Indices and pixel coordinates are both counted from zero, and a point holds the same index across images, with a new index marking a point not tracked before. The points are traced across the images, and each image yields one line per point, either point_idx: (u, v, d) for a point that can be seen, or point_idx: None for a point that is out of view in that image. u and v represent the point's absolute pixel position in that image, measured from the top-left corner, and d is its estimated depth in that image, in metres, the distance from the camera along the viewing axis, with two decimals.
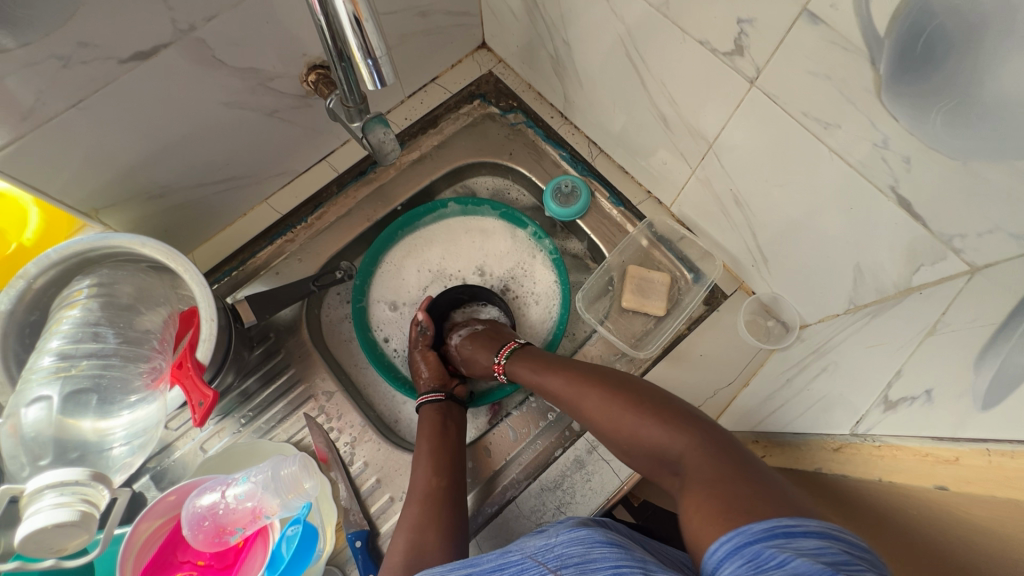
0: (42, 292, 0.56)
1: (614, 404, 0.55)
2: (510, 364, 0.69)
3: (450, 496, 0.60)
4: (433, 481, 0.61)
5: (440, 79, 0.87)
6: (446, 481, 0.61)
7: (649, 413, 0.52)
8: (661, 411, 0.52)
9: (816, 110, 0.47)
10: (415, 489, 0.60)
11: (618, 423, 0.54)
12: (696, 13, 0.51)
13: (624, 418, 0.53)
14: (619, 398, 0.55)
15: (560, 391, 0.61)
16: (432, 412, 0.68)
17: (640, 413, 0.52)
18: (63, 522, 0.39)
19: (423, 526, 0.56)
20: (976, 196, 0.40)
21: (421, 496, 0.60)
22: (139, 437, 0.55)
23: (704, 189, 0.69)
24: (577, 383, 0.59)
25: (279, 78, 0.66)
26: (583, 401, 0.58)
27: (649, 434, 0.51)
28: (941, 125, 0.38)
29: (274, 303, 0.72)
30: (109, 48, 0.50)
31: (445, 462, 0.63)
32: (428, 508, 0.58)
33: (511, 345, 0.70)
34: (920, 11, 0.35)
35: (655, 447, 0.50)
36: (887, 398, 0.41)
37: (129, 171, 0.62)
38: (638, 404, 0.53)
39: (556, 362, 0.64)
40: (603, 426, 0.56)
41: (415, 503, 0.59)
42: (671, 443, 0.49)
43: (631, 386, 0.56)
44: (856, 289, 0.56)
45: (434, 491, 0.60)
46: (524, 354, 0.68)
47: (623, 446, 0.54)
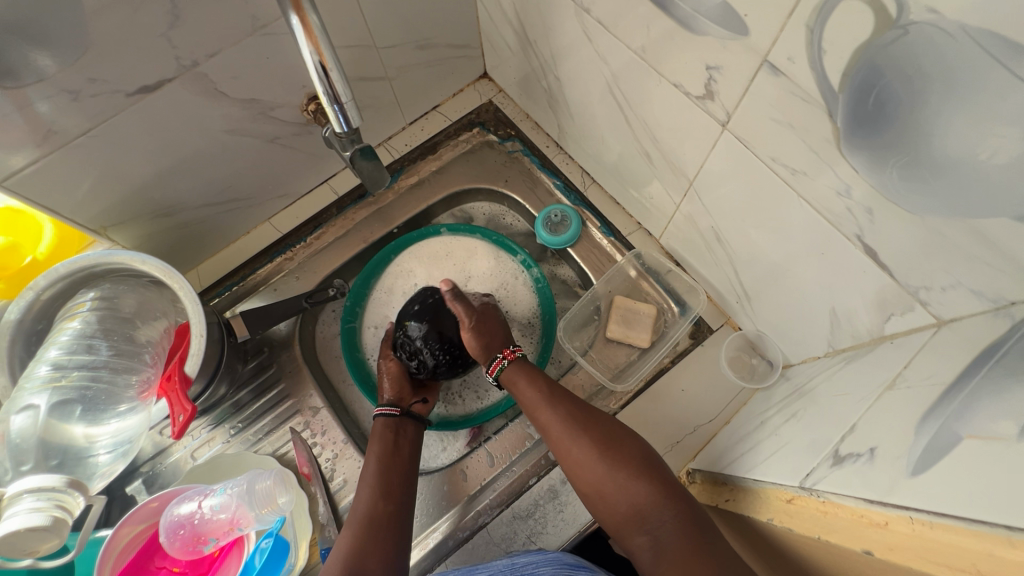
0: (49, 303, 0.60)
1: (609, 453, 0.57)
2: (512, 376, 0.66)
3: (394, 523, 0.60)
4: (378, 506, 0.60)
5: (441, 107, 0.90)
6: (393, 505, 0.61)
7: (644, 474, 0.55)
8: (651, 471, 0.56)
9: (783, 157, 0.47)
10: (359, 511, 0.60)
11: (608, 474, 0.56)
12: (669, 58, 0.52)
13: (618, 470, 0.56)
14: (615, 448, 0.57)
15: (558, 429, 0.60)
16: (383, 425, 0.68)
17: (635, 470, 0.55)
18: (35, 526, 0.42)
19: (365, 552, 0.56)
20: (936, 251, 0.40)
21: (362, 520, 0.59)
22: (122, 445, 0.59)
23: (689, 225, 0.69)
24: (578, 422, 0.60)
25: (281, 107, 0.69)
26: (578, 439, 0.58)
27: (638, 491, 0.54)
28: (897, 179, 0.38)
29: (267, 319, 0.74)
30: (117, 82, 0.54)
31: (395, 486, 0.63)
32: (368, 533, 0.58)
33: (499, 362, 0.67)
34: (868, 69, 0.36)
35: (639, 505, 0.54)
36: (837, 452, 0.40)
37: (137, 192, 0.66)
38: (631, 461, 0.56)
39: (557, 391, 0.64)
40: (591, 468, 0.57)
41: (356, 526, 0.58)
42: (657, 506, 0.53)
43: (626, 439, 0.58)
44: (833, 333, 0.56)
45: (377, 515, 0.59)
46: (522, 375, 0.66)
47: (604, 494, 0.56)
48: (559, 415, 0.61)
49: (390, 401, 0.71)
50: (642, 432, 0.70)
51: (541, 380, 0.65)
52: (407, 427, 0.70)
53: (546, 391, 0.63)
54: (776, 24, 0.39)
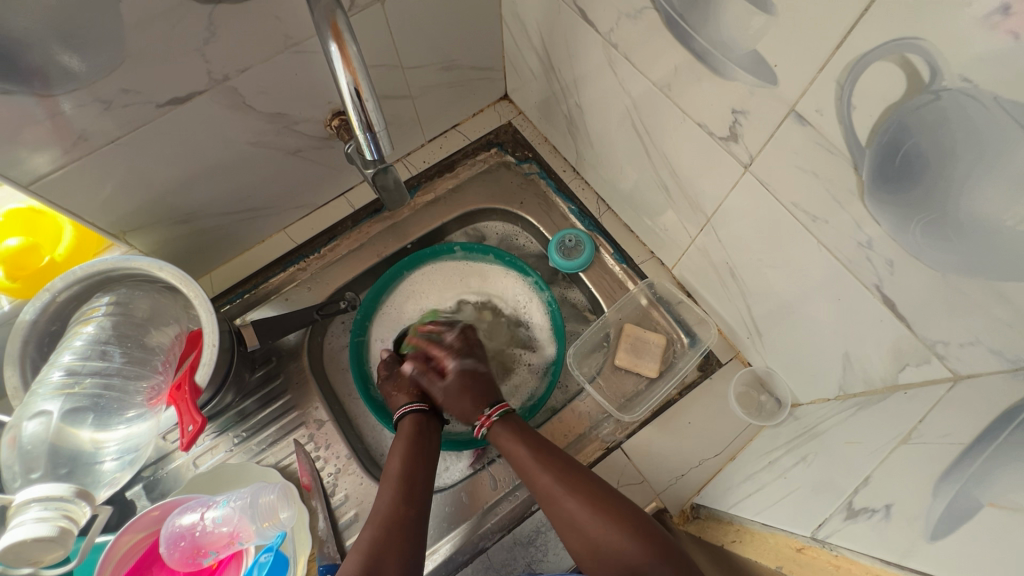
0: (65, 305, 0.60)
1: (601, 513, 0.57)
2: (501, 434, 0.67)
3: (413, 527, 0.60)
4: (401, 509, 0.61)
5: (460, 126, 0.90)
6: (414, 511, 0.61)
7: (635, 531, 0.56)
8: (641, 529, 0.56)
9: (805, 203, 0.47)
10: (379, 512, 0.60)
11: (600, 533, 0.57)
12: (694, 98, 0.53)
13: (610, 529, 0.56)
14: (605, 506, 0.58)
15: (544, 486, 0.61)
16: (412, 424, 0.70)
17: (627, 528, 0.56)
18: (42, 536, 0.42)
19: (383, 553, 0.56)
20: (957, 307, 0.40)
21: (382, 520, 0.60)
22: (129, 452, 0.59)
23: (703, 258, 0.69)
24: (568, 481, 0.60)
25: (304, 122, 0.70)
26: (569, 500, 0.59)
27: (630, 549, 0.55)
28: (921, 236, 0.39)
29: (277, 329, 0.75)
30: (148, 93, 0.55)
31: (417, 488, 0.64)
32: (388, 534, 0.58)
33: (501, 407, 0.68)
34: (897, 128, 0.36)
35: (631, 563, 0.55)
36: (851, 505, 0.40)
37: (157, 199, 0.66)
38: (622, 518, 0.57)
39: (545, 449, 0.64)
40: (583, 529, 0.58)
41: (376, 526, 0.59)
42: (649, 563, 0.54)
43: (616, 498, 0.59)
44: (845, 377, 0.56)
45: (398, 518, 0.60)
46: (509, 430, 0.66)
47: (596, 552, 0.57)
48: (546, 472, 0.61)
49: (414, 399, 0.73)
50: (647, 463, 0.69)
51: (527, 440, 0.64)
52: (432, 428, 0.72)
53: (533, 452, 0.63)
54: (806, 76, 0.40)
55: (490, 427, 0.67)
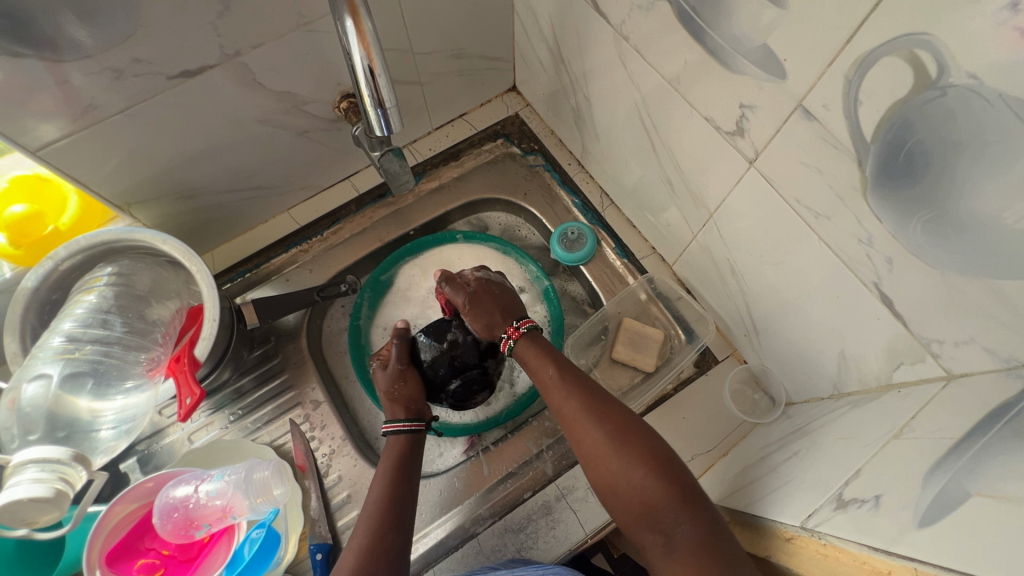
0: (67, 274, 0.61)
1: (623, 447, 0.54)
2: (528, 352, 0.65)
3: (400, 552, 0.55)
4: (385, 534, 0.56)
5: (468, 115, 0.91)
6: (400, 539, 0.56)
7: (660, 472, 0.52)
8: (668, 473, 0.52)
9: (808, 199, 0.48)
10: (362, 537, 0.55)
11: (621, 470, 0.53)
12: (702, 92, 0.53)
13: (632, 465, 0.53)
14: (630, 446, 0.54)
15: (568, 412, 0.59)
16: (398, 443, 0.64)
17: (648, 467, 0.52)
18: (38, 497, 0.42)
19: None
20: (953, 306, 0.40)
21: (365, 546, 0.54)
22: (126, 422, 0.59)
23: (704, 255, 0.70)
24: (595, 411, 0.57)
25: (313, 102, 0.70)
26: (593, 428, 0.56)
27: (649, 490, 0.51)
28: (921, 234, 0.39)
29: (277, 308, 0.75)
30: (159, 65, 0.55)
31: (404, 514, 0.59)
32: (373, 561, 0.53)
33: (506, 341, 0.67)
34: (901, 124, 0.37)
35: (652, 506, 0.51)
36: (841, 496, 0.40)
37: (163, 173, 0.67)
38: (643, 453, 0.53)
39: (574, 377, 0.61)
40: (605, 462, 0.54)
41: (360, 552, 0.54)
42: (671, 508, 0.50)
43: (644, 437, 0.55)
44: (840, 376, 0.56)
45: (384, 545, 0.55)
46: (542, 350, 0.65)
47: (616, 490, 0.53)
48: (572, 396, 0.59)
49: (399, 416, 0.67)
50: None
51: (556, 359, 0.63)
52: (420, 448, 0.66)
53: (561, 373, 0.61)
54: (815, 72, 0.40)
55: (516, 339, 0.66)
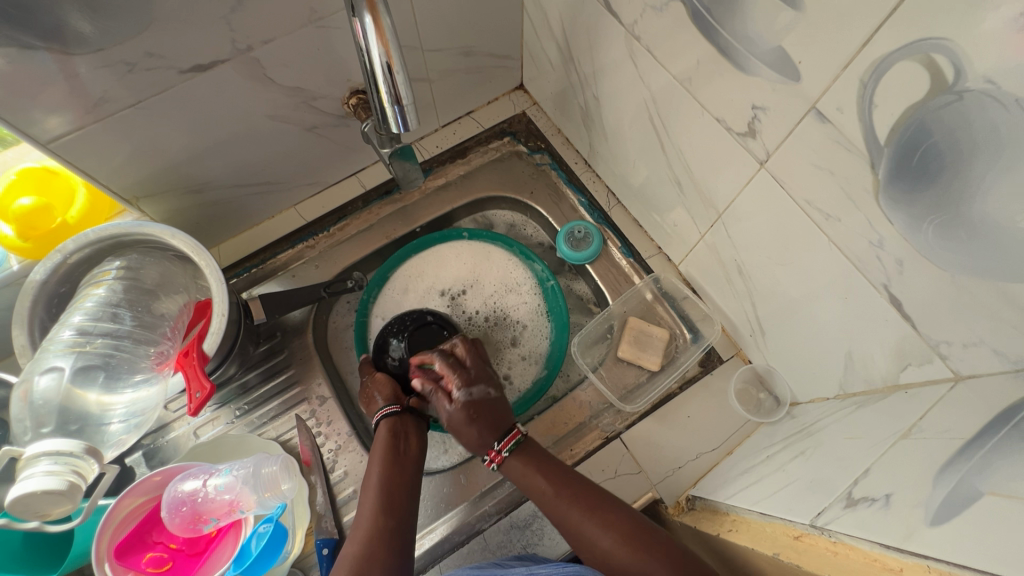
0: (75, 267, 0.61)
1: (637, 548, 0.55)
2: (523, 470, 0.64)
3: (397, 538, 0.59)
4: (380, 520, 0.60)
5: (474, 113, 0.91)
6: (394, 522, 0.60)
7: (678, 564, 0.53)
8: (681, 560, 0.53)
9: (819, 201, 0.48)
10: (362, 528, 0.59)
11: (641, 568, 0.54)
12: (714, 94, 0.53)
13: (649, 564, 0.54)
14: (642, 541, 0.55)
15: (573, 524, 0.59)
16: (386, 430, 0.68)
17: (667, 561, 0.53)
18: (52, 489, 0.42)
19: (369, 563, 0.56)
20: (963, 308, 0.41)
21: (364, 535, 0.58)
22: (136, 416, 0.58)
23: (711, 255, 0.70)
24: (599, 519, 0.58)
25: (323, 98, 0.70)
26: (602, 538, 0.57)
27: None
28: (933, 236, 0.40)
29: (285, 305, 0.75)
30: (172, 59, 0.55)
31: (397, 500, 0.62)
32: (371, 548, 0.57)
33: (514, 436, 0.65)
34: (917, 128, 0.37)
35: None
36: (851, 494, 0.41)
37: (173, 167, 0.66)
38: (656, 549, 0.55)
39: (569, 480, 0.62)
40: (622, 570, 0.55)
41: (358, 541, 0.58)
42: None
43: (658, 532, 0.56)
44: (846, 376, 0.57)
45: (378, 532, 0.59)
46: (531, 462, 0.64)
47: None
48: (572, 509, 0.59)
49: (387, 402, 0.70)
50: (645, 454, 0.70)
51: (543, 470, 0.63)
52: (409, 433, 0.69)
53: (553, 485, 0.61)
54: (830, 74, 0.41)
55: (501, 462, 0.64)
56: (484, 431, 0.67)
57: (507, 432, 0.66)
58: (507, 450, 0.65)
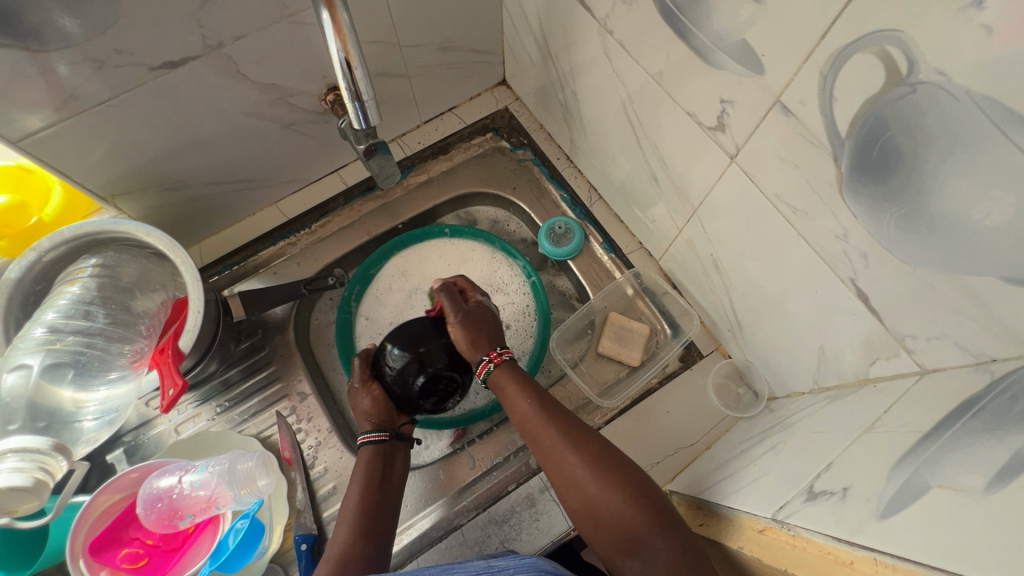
0: (50, 265, 0.61)
1: (601, 473, 0.56)
2: (506, 388, 0.64)
3: (369, 564, 0.57)
4: (353, 547, 0.57)
5: (457, 109, 0.91)
6: (370, 547, 0.58)
7: (637, 496, 0.54)
8: (643, 495, 0.54)
9: (786, 195, 0.48)
10: (333, 550, 0.56)
11: (600, 493, 0.55)
12: (685, 87, 0.53)
13: (611, 492, 0.54)
14: (609, 468, 0.56)
15: (545, 443, 0.60)
16: (370, 454, 0.65)
17: (625, 491, 0.54)
18: (17, 485, 0.43)
19: None
20: (926, 301, 0.41)
21: (333, 560, 0.56)
22: (109, 413, 0.59)
23: (689, 249, 0.70)
24: (573, 440, 0.59)
25: (299, 94, 0.70)
26: (572, 457, 0.57)
27: (626, 512, 0.53)
28: (894, 229, 0.39)
29: (264, 301, 0.75)
30: (141, 56, 0.55)
31: (375, 524, 0.60)
32: (337, 575, 0.54)
33: (507, 349, 0.68)
34: (875, 121, 0.37)
35: (630, 527, 0.53)
36: (812, 488, 0.41)
37: (149, 164, 0.66)
38: (622, 480, 0.55)
39: (551, 404, 0.62)
40: (585, 490, 0.56)
41: (325, 564, 0.55)
42: (648, 530, 0.52)
43: (623, 461, 0.57)
44: (820, 370, 0.56)
45: (352, 556, 0.56)
46: (516, 379, 0.64)
47: (593, 507, 0.55)
48: (548, 428, 0.60)
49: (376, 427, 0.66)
50: (624, 449, 0.70)
51: (530, 390, 0.63)
52: (395, 457, 0.67)
53: (535, 405, 0.62)
54: (791, 67, 0.40)
55: (501, 362, 0.65)
56: (490, 328, 0.68)
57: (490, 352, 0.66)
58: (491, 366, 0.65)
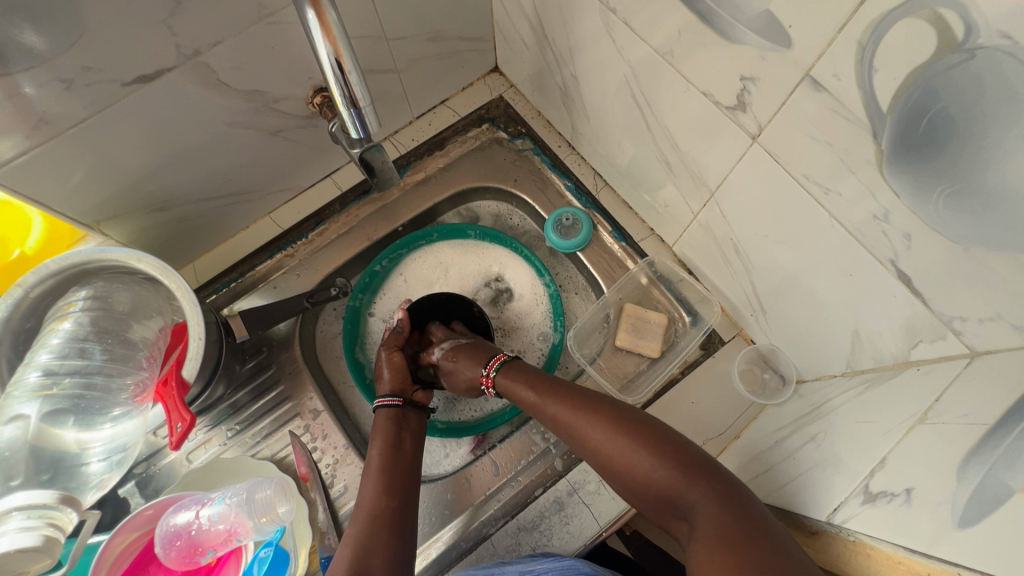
0: (39, 300, 0.57)
1: (624, 439, 0.55)
2: (510, 384, 0.67)
3: (398, 518, 0.58)
4: (383, 501, 0.59)
5: (450, 101, 0.86)
6: (397, 502, 0.59)
7: (658, 452, 0.53)
8: (665, 448, 0.53)
9: (817, 174, 0.45)
10: (362, 507, 0.58)
11: (625, 456, 0.54)
12: (699, 66, 0.50)
13: (632, 452, 0.54)
14: (625, 429, 0.56)
15: (564, 421, 0.61)
16: (385, 418, 0.67)
17: (649, 449, 0.53)
18: (26, 547, 0.42)
19: (371, 549, 0.54)
20: (977, 281, 0.37)
21: (367, 517, 0.57)
22: (117, 453, 0.57)
23: (705, 234, 0.67)
24: (585, 413, 0.59)
25: (285, 99, 0.66)
26: (589, 431, 0.58)
27: (657, 473, 0.52)
28: (944, 208, 0.36)
29: (267, 319, 0.72)
30: (113, 71, 0.51)
31: (397, 479, 0.62)
32: (373, 528, 0.56)
33: (500, 357, 0.70)
34: (923, 93, 0.34)
35: (659, 485, 0.52)
36: (867, 488, 0.43)
37: (132, 184, 0.62)
38: (639, 436, 0.55)
39: (562, 387, 0.64)
40: (609, 459, 0.56)
41: (360, 522, 0.57)
42: (673, 482, 0.51)
43: (640, 420, 0.57)
44: (854, 353, 0.53)
45: (382, 512, 0.58)
46: (525, 374, 0.68)
47: (625, 476, 0.55)
48: (561, 406, 0.62)
49: (390, 391, 0.71)
50: None
51: (536, 382, 0.66)
52: (409, 427, 0.68)
53: (543, 391, 0.64)
54: (824, 38, 0.37)
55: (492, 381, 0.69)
56: (463, 364, 0.72)
57: (490, 359, 0.71)
58: (495, 371, 0.69)
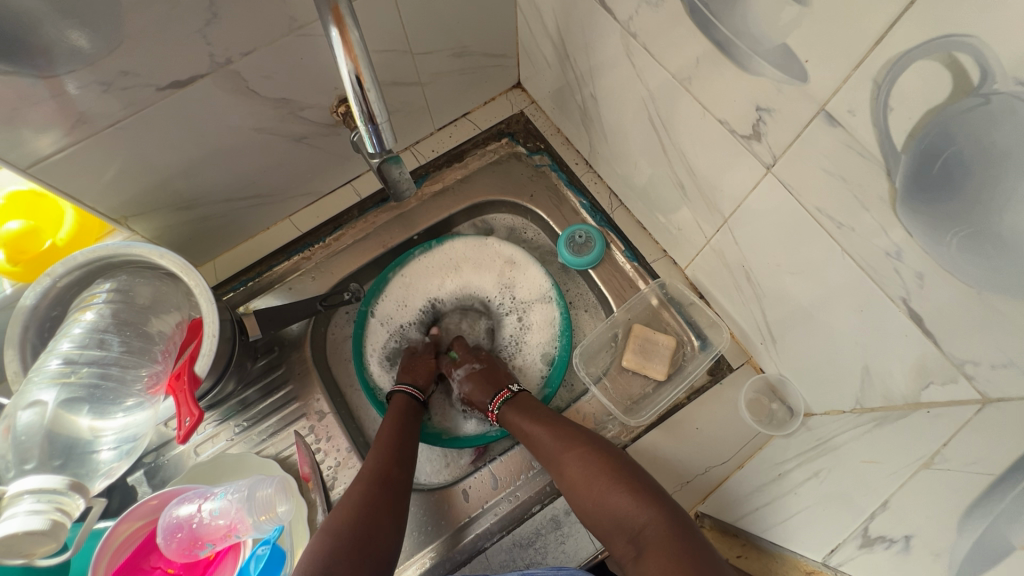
0: (65, 290, 0.59)
1: (597, 471, 0.59)
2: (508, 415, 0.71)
3: (399, 487, 0.63)
4: (393, 469, 0.64)
5: (471, 115, 0.88)
6: (405, 474, 0.64)
7: (624, 485, 0.57)
8: (630, 481, 0.58)
9: (830, 208, 0.45)
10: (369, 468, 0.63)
11: (596, 488, 0.58)
12: (716, 94, 0.50)
13: (602, 484, 0.58)
14: (598, 462, 0.60)
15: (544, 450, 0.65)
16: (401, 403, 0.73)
17: (616, 482, 0.58)
18: (34, 529, 0.43)
19: (377, 509, 0.59)
20: (988, 324, 0.37)
21: (372, 476, 0.62)
22: (127, 442, 0.58)
23: (717, 259, 0.67)
24: (563, 444, 0.64)
25: (310, 108, 0.68)
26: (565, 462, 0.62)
27: (623, 502, 0.56)
28: (956, 250, 0.36)
29: (280, 319, 0.73)
30: (148, 76, 0.53)
31: (406, 453, 0.67)
32: (379, 490, 0.61)
33: (503, 394, 0.73)
34: (938, 133, 0.33)
35: (621, 515, 0.56)
36: (867, 532, 0.43)
37: (161, 183, 0.65)
38: (610, 470, 0.59)
39: (546, 418, 0.68)
40: (579, 489, 0.60)
41: (368, 481, 0.62)
42: (636, 512, 0.55)
43: (611, 454, 0.61)
44: (864, 391, 0.52)
45: (390, 475, 0.63)
46: (515, 404, 0.72)
47: (592, 506, 0.59)
48: (543, 436, 0.66)
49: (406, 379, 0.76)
50: (651, 469, 0.68)
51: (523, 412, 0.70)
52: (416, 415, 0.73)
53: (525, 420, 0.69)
54: (840, 74, 0.37)
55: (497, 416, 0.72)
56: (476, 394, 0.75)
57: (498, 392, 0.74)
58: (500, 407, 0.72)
